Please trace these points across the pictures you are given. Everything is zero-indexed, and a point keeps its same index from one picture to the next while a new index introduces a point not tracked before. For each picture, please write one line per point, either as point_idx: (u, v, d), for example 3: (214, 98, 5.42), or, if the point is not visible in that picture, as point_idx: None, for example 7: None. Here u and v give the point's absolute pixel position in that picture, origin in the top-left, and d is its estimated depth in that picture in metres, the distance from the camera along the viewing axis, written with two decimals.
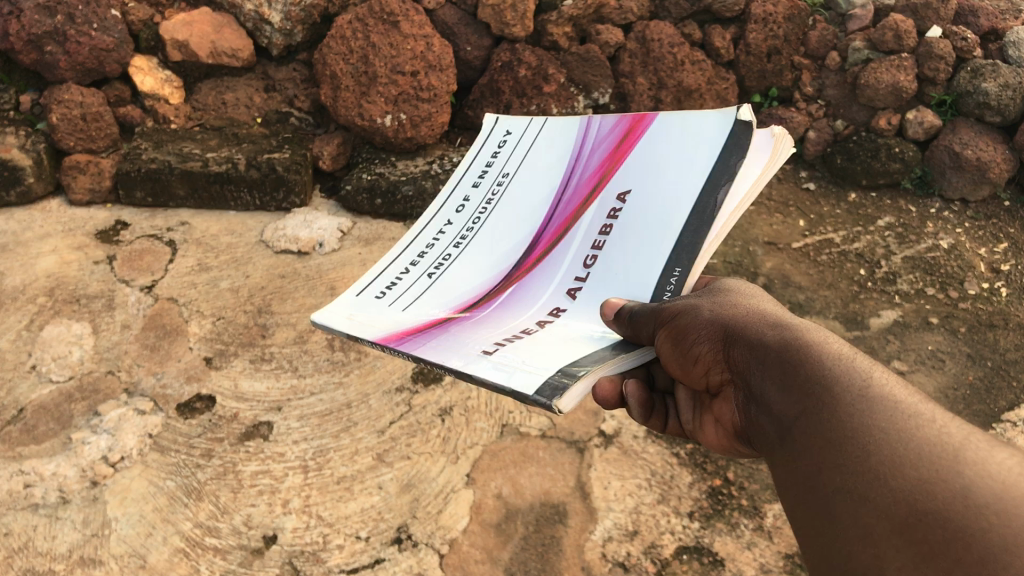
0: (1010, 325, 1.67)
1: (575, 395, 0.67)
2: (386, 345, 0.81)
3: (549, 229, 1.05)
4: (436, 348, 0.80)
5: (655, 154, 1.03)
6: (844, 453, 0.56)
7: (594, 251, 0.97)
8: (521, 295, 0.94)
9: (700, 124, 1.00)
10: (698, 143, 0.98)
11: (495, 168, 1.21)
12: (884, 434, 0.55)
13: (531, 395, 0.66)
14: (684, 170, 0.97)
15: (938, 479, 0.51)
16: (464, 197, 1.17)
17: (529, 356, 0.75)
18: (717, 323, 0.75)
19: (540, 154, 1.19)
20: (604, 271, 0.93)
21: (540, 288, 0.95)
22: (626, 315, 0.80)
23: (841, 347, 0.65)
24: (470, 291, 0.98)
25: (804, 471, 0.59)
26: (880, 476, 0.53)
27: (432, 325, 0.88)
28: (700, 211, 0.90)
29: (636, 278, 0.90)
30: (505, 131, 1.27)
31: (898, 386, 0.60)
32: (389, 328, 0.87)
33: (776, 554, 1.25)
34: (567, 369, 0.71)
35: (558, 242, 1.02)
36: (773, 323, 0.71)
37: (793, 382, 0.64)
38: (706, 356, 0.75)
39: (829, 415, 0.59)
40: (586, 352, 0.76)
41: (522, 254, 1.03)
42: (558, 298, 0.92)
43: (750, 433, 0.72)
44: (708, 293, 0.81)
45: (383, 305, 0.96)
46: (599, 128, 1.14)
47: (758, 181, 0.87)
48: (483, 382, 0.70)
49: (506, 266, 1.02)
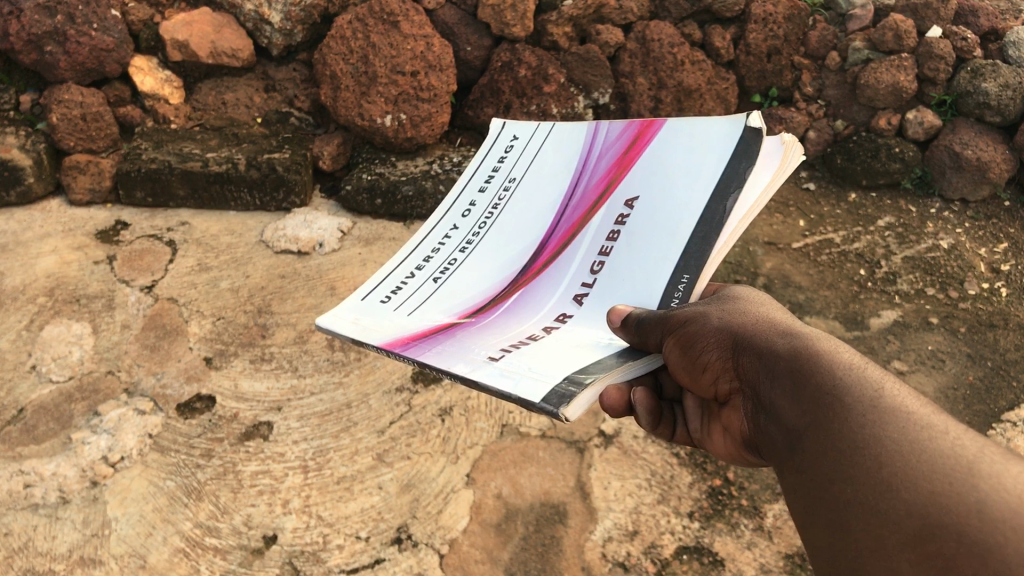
0: (1010, 325, 1.67)
1: (582, 403, 0.67)
2: (392, 350, 0.81)
3: (555, 234, 1.05)
4: (442, 354, 0.80)
5: (664, 159, 1.03)
6: (855, 464, 0.56)
7: (601, 257, 0.97)
8: (528, 300, 0.95)
9: (709, 131, 1.00)
10: (707, 150, 0.98)
11: (501, 173, 1.21)
12: (897, 446, 0.55)
13: (537, 402, 0.66)
14: (692, 176, 0.97)
15: (953, 492, 0.50)
16: (469, 202, 1.17)
17: (535, 362, 0.75)
18: (726, 330, 0.75)
19: (547, 159, 1.19)
20: (611, 277, 0.93)
21: (547, 293, 0.95)
22: (633, 322, 0.79)
23: (852, 356, 0.65)
24: (475, 295, 0.98)
25: (815, 481, 0.59)
26: (892, 487, 0.53)
27: (437, 331, 0.88)
28: (709, 217, 0.90)
29: (644, 284, 0.89)
30: (512, 135, 1.27)
31: (911, 397, 0.59)
32: (394, 333, 0.88)
33: (776, 554, 1.25)
34: (574, 377, 0.70)
35: (564, 248, 1.02)
36: (783, 331, 0.71)
37: (803, 391, 0.64)
38: (716, 363, 0.75)
39: (839, 426, 0.59)
40: (592, 359, 0.76)
41: (528, 260, 1.03)
42: (565, 304, 0.92)
43: (760, 442, 0.72)
44: (718, 299, 0.81)
45: (388, 309, 0.96)
46: (607, 135, 1.14)
47: (765, 191, 0.86)
48: (490, 390, 0.70)
49: (512, 271, 1.02)
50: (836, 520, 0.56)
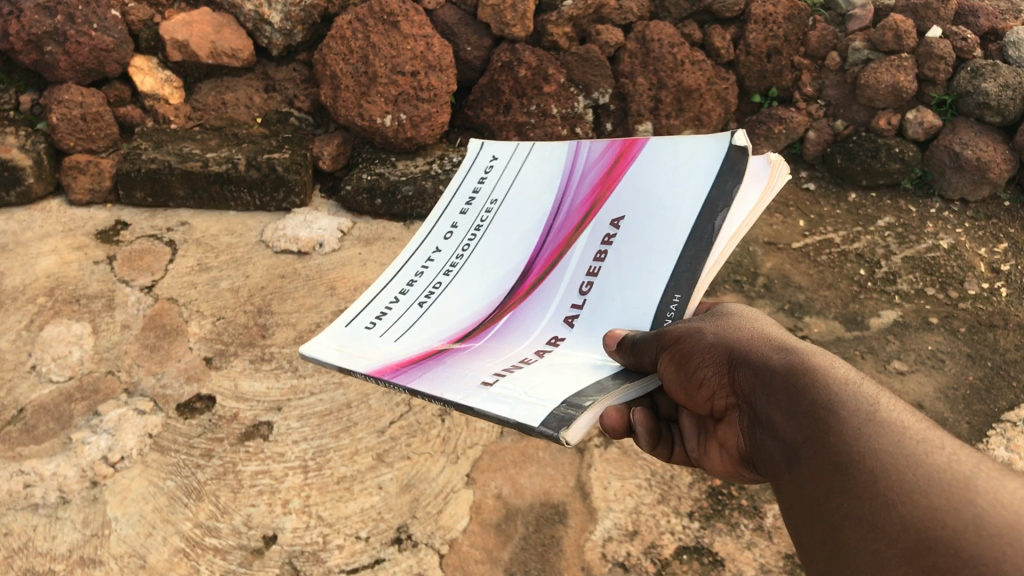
0: (1010, 324, 1.67)
1: (582, 426, 0.66)
2: (381, 378, 0.81)
3: (543, 255, 1.05)
4: (430, 381, 0.79)
5: (649, 179, 1.03)
6: (851, 479, 0.56)
7: (589, 278, 0.97)
8: (517, 323, 0.94)
9: (693, 150, 1.00)
10: (692, 169, 0.98)
11: (482, 195, 1.21)
12: (892, 461, 0.55)
13: (536, 427, 0.66)
14: (678, 196, 0.97)
15: (948, 508, 0.50)
16: (452, 223, 1.17)
17: (531, 386, 0.75)
18: (726, 345, 0.75)
19: (528, 180, 1.19)
20: (601, 296, 0.93)
21: (536, 316, 0.95)
22: (628, 343, 0.79)
23: (847, 371, 0.65)
24: (464, 320, 0.98)
25: (814, 494, 0.59)
26: (888, 502, 0.53)
27: (426, 357, 0.88)
28: (697, 237, 0.90)
29: (635, 305, 0.89)
30: (491, 156, 1.27)
31: (905, 411, 0.60)
32: (381, 360, 0.88)
33: (776, 554, 1.26)
34: (573, 400, 0.70)
35: (551, 269, 1.02)
36: (778, 346, 0.71)
37: (799, 408, 0.64)
38: (712, 379, 0.75)
39: (835, 439, 0.59)
40: (589, 381, 0.76)
41: (516, 281, 1.02)
42: (556, 326, 0.92)
43: (758, 458, 0.72)
44: (712, 316, 0.80)
45: (375, 336, 0.96)
46: (588, 154, 1.14)
47: (755, 209, 0.86)
48: (488, 416, 0.70)
49: (500, 293, 1.01)
50: (833, 535, 0.56)
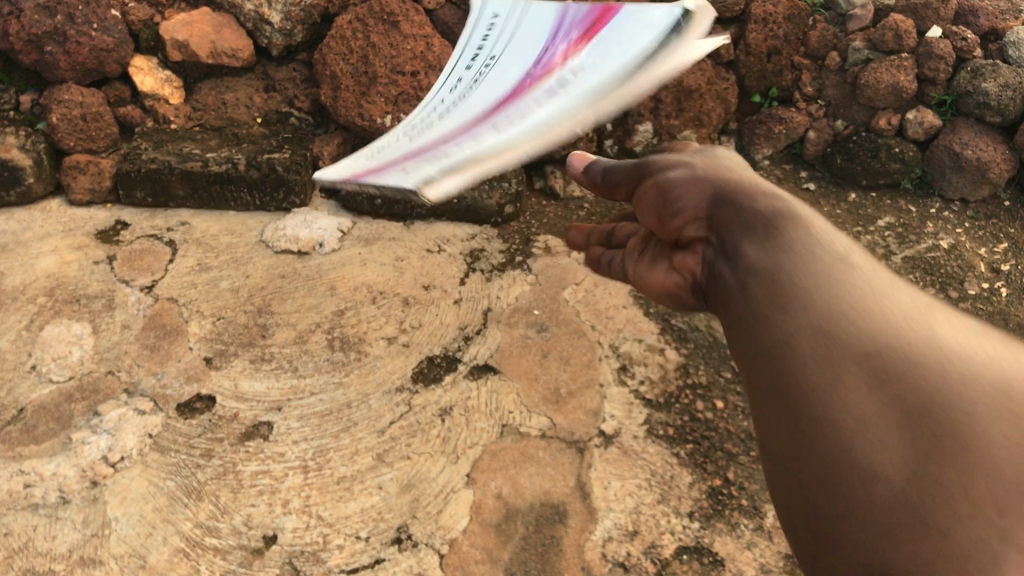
0: (1010, 324, 1.67)
1: (446, 187, 0.67)
2: (342, 180, 0.74)
3: (534, 75, 0.85)
4: (401, 174, 0.70)
5: (611, 33, 0.86)
6: (832, 341, 0.50)
7: (557, 83, 0.80)
8: (501, 112, 0.77)
9: (652, 15, 0.85)
10: (649, 26, 0.83)
11: (485, 50, 0.99)
12: (863, 321, 0.50)
13: (405, 188, 0.66)
14: (625, 41, 0.83)
15: (915, 367, 0.47)
16: (456, 78, 0.95)
17: (462, 150, 0.71)
18: (709, 191, 0.73)
19: (524, 35, 0.96)
20: (561, 96, 0.77)
21: (524, 108, 0.76)
22: (597, 168, 0.88)
23: (827, 243, 0.59)
24: (453, 125, 0.78)
25: (776, 373, 0.52)
26: (876, 370, 0.47)
27: (417, 151, 0.75)
28: (639, 65, 0.76)
29: (586, 105, 0.74)
30: (493, 15, 1.08)
31: (878, 284, 0.54)
32: (363, 165, 0.77)
33: (776, 555, 1.27)
34: (462, 160, 0.69)
35: (541, 81, 0.82)
36: (771, 207, 0.65)
37: (774, 284, 0.57)
38: (688, 210, 0.73)
39: (802, 303, 0.53)
40: (502, 140, 0.70)
41: (495, 95, 0.82)
42: (530, 103, 0.77)
43: (716, 295, 0.67)
44: (700, 154, 0.79)
45: (363, 157, 0.81)
46: (572, 15, 0.95)
47: (693, 53, 0.77)
48: (377, 186, 0.69)
49: (480, 107, 0.80)
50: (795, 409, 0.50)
